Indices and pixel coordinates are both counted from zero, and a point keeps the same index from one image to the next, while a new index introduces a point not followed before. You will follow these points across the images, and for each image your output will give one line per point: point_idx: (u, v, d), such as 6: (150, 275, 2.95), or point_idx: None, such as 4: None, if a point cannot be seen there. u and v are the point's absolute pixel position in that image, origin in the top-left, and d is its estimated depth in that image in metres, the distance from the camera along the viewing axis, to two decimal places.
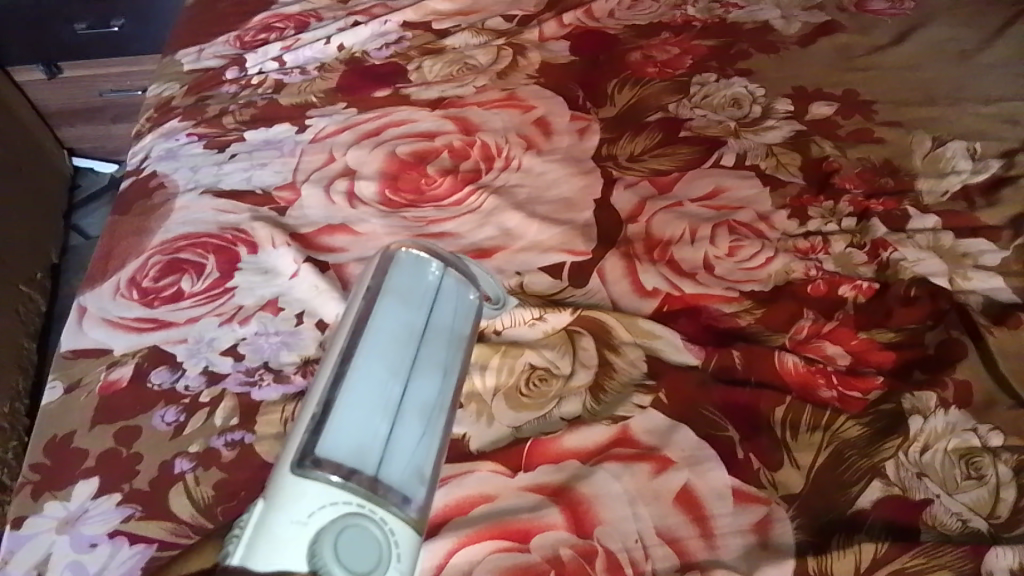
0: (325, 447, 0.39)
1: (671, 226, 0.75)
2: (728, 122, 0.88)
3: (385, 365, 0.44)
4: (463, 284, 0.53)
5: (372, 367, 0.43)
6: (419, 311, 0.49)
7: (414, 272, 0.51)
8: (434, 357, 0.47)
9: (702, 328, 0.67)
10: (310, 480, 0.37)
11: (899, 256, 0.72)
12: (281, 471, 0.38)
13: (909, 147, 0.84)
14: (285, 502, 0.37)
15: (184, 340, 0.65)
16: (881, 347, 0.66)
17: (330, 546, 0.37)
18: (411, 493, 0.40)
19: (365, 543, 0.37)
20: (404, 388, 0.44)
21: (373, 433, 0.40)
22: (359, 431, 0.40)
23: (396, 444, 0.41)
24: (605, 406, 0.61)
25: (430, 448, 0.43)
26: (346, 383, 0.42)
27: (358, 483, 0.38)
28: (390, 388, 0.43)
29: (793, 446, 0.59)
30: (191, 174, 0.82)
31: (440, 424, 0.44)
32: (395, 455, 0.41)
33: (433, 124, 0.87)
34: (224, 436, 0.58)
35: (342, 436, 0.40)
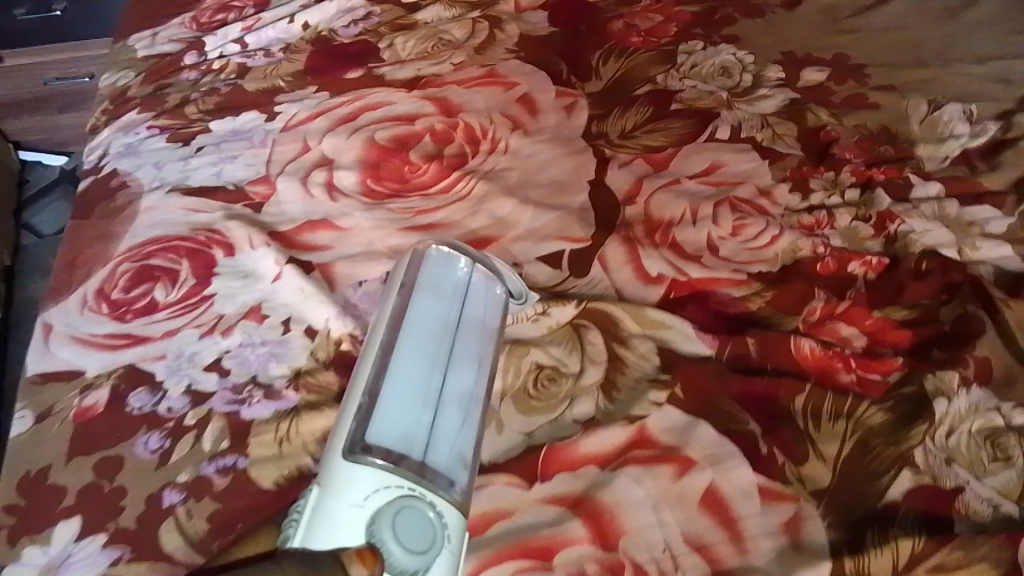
0: (374, 435, 0.44)
1: (671, 206, 0.72)
2: (719, 92, 0.84)
3: (424, 359, 0.49)
4: (491, 279, 0.59)
5: (411, 362, 0.49)
6: (450, 307, 0.54)
7: (446, 271, 0.57)
8: (467, 353, 0.52)
9: (712, 315, 0.64)
10: (362, 465, 0.42)
11: (907, 228, 0.70)
12: (334, 461, 0.43)
13: (905, 111, 0.82)
14: (340, 490, 0.42)
15: (163, 356, 0.60)
16: (897, 325, 0.63)
17: (387, 526, 0.41)
18: (453, 478, 0.45)
19: (419, 523, 0.42)
20: (442, 380, 0.49)
21: (416, 422, 0.46)
22: (402, 423, 0.45)
23: (439, 432, 0.46)
24: (619, 406, 0.58)
25: (469, 437, 0.48)
26: (389, 377, 0.47)
27: (406, 467, 0.43)
28: (430, 380, 0.48)
29: (817, 436, 0.56)
30: (155, 171, 0.76)
31: (476, 415, 0.50)
32: (438, 443, 0.46)
33: (411, 105, 0.82)
34: (215, 462, 0.54)
35: (388, 425, 0.45)
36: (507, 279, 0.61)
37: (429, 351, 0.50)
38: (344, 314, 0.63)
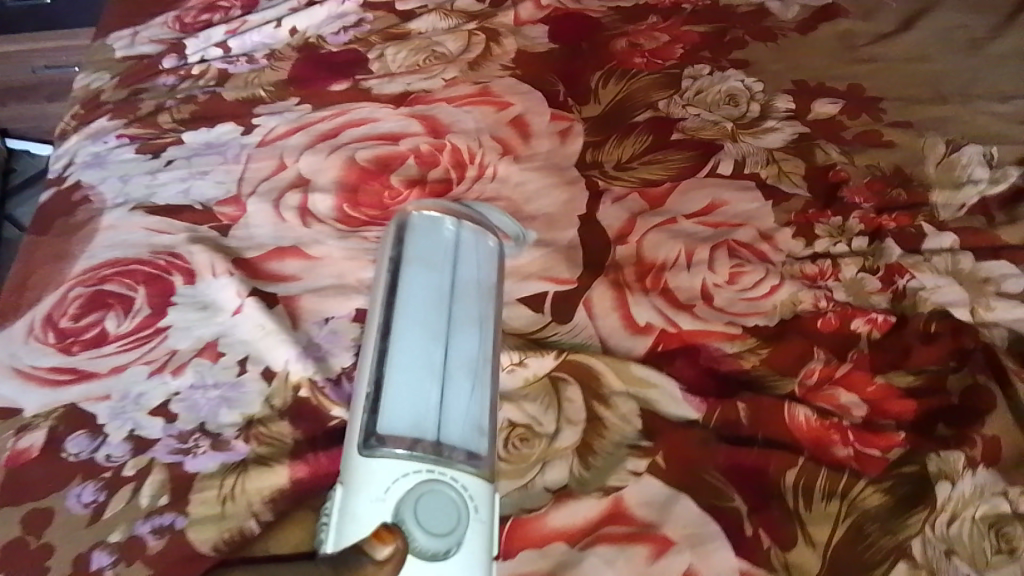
0: (385, 426, 0.47)
1: (665, 247, 0.67)
2: (723, 122, 0.79)
3: (424, 336, 0.52)
4: (480, 232, 0.61)
5: (411, 344, 0.51)
6: (444, 274, 0.56)
7: (431, 234, 0.59)
8: (465, 314, 0.54)
9: (701, 373, 0.60)
10: (377, 458, 0.45)
11: (917, 284, 0.65)
12: (353, 455, 0.46)
13: (921, 152, 0.77)
14: (360, 484, 0.45)
15: (107, 397, 0.56)
16: (901, 394, 0.59)
17: (411, 512, 0.43)
18: (472, 447, 0.48)
19: (441, 502, 0.44)
20: (445, 352, 0.51)
21: (424, 401, 0.49)
22: (411, 409, 0.48)
23: (448, 407, 0.49)
24: (595, 474, 0.53)
25: (482, 403, 0.50)
26: (391, 366, 0.50)
27: (420, 451, 0.46)
28: (432, 356, 0.51)
29: (808, 519, 0.52)
30: (120, 185, 0.73)
31: (485, 376, 0.52)
32: (450, 417, 0.49)
33: (397, 123, 0.78)
34: (152, 521, 0.50)
35: (398, 413, 0.48)
36: (494, 219, 0.65)
37: (427, 326, 0.52)
38: (305, 356, 0.58)
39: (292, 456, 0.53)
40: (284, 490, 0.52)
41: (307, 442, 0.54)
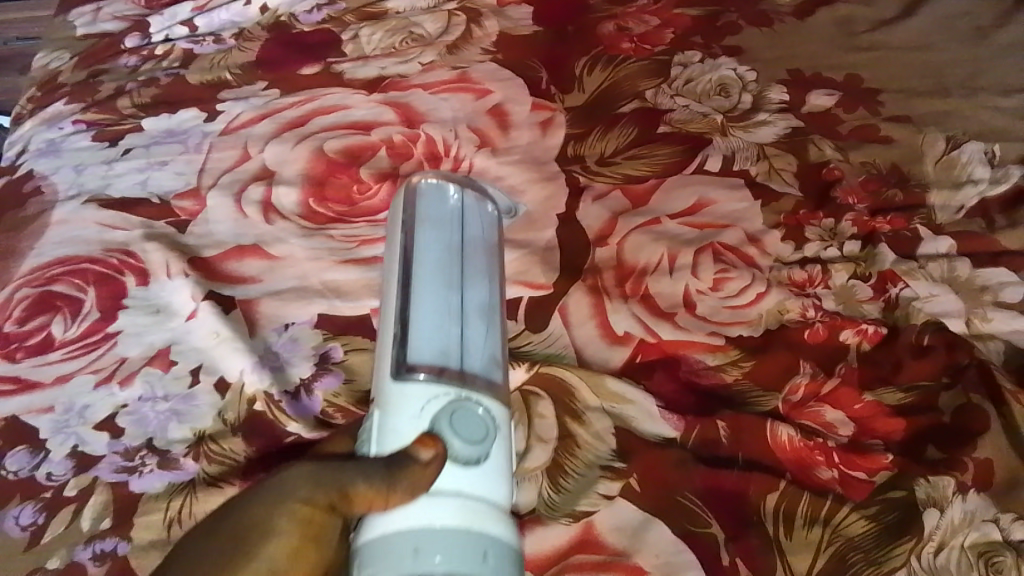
0: (413, 357, 0.46)
1: (647, 250, 0.64)
2: (713, 114, 0.75)
3: (442, 279, 0.50)
4: (481, 200, 0.59)
5: (429, 287, 0.50)
6: (454, 228, 0.54)
7: (438, 201, 0.56)
8: (477, 262, 0.53)
9: (681, 387, 0.57)
10: (410, 384, 0.44)
11: (910, 292, 0.62)
12: (383, 388, 0.45)
13: (919, 149, 0.73)
14: (394, 408, 0.43)
15: (51, 409, 0.54)
16: (890, 412, 0.56)
17: (446, 425, 0.42)
18: (490, 378, 0.47)
19: (472, 418, 0.43)
20: (461, 295, 0.50)
21: (448, 337, 0.47)
22: (435, 344, 0.47)
23: (469, 340, 0.48)
24: (565, 497, 0.51)
25: (496, 342, 0.50)
26: (413, 309, 0.49)
27: (446, 382, 0.45)
28: (450, 298, 0.50)
29: (788, 547, 0.49)
30: (74, 175, 0.69)
31: (499, 321, 0.51)
32: (471, 352, 0.48)
33: (370, 111, 0.74)
34: (92, 546, 0.47)
35: (424, 346, 0.47)
36: (495, 197, 0.65)
37: (444, 269, 0.51)
38: (262, 366, 0.55)
39: (244, 475, 0.50)
40: None
41: (260, 460, 0.51)
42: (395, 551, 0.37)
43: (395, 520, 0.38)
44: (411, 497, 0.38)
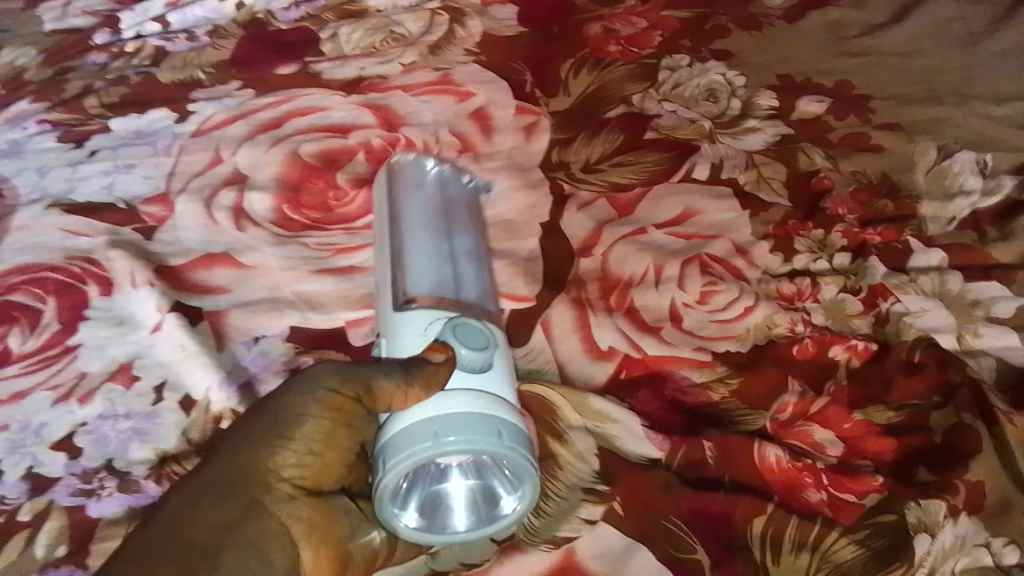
0: (413, 291, 0.51)
1: (632, 261, 0.62)
2: (701, 120, 0.74)
3: (431, 231, 0.56)
4: (457, 172, 0.62)
5: (421, 235, 0.55)
6: (438, 190, 0.59)
7: (416, 171, 0.61)
8: (462, 217, 0.59)
9: (666, 405, 0.55)
10: (413, 311, 0.49)
11: (901, 307, 0.60)
12: (391, 311, 0.51)
13: (910, 158, 0.72)
14: (402, 326, 0.49)
15: (5, 428, 0.51)
16: (880, 431, 0.54)
17: (450, 333, 0.46)
18: (483, 308, 0.53)
19: (474, 331, 0.46)
20: (450, 242, 0.56)
21: (441, 273, 0.53)
22: (434, 275, 0.52)
23: (462, 278, 0.54)
24: (545, 521, 0.49)
25: (485, 279, 0.56)
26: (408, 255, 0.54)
27: (446, 304, 0.50)
28: (441, 245, 0.55)
29: (775, 574, 0.47)
30: (37, 178, 0.66)
31: (485, 263, 0.57)
32: (464, 287, 0.53)
33: (347, 113, 0.71)
34: (46, 575, 0.44)
35: (422, 282, 0.52)
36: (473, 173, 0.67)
37: (432, 223, 0.56)
38: (229, 382, 0.53)
39: None
40: None
41: None
42: (418, 435, 0.41)
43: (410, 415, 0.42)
44: (426, 394, 0.43)
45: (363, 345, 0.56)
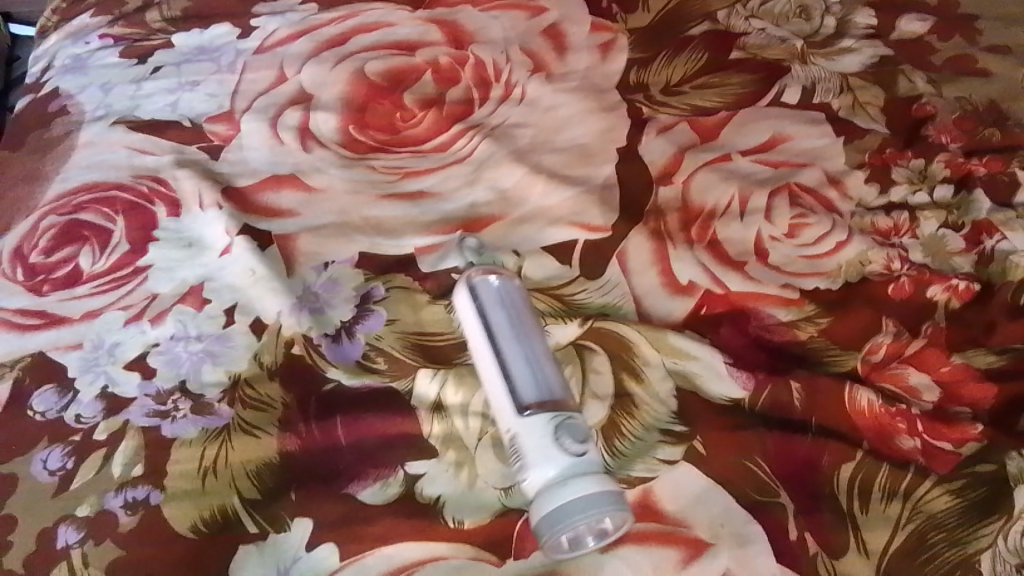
0: (533, 434, 0.43)
1: (716, 191, 0.58)
2: (792, 39, 0.69)
3: (519, 372, 0.46)
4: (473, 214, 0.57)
5: (505, 362, 0.46)
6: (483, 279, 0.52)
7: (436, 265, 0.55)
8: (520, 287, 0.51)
9: (749, 343, 0.52)
10: (548, 453, 0.42)
11: (1008, 245, 0.56)
12: (489, 320, 0.48)
13: (1022, 82, 0.66)
14: (510, 360, 0.46)
15: (79, 346, 0.50)
16: (979, 376, 0.51)
17: (576, 478, 0.41)
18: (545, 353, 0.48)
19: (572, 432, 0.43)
20: (509, 322, 0.48)
21: (542, 409, 0.44)
22: (519, 291, 0.51)
23: (529, 350, 0.47)
24: (621, 460, 0.47)
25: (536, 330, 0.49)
26: (520, 411, 0.44)
27: (567, 427, 0.43)
28: (523, 368, 0.46)
29: (863, 522, 0.45)
30: (101, 95, 0.64)
31: (527, 311, 0.49)
32: (535, 359, 0.47)
33: (414, 29, 0.68)
34: (123, 494, 0.45)
35: (542, 437, 0.43)
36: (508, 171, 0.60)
37: (514, 351, 0.47)
38: (300, 308, 0.52)
39: (282, 425, 0.47)
40: (271, 464, 0.46)
41: (299, 408, 0.48)
42: (589, 505, 0.40)
43: (557, 383, 0.46)
44: (568, 389, 0.47)
45: (430, 272, 0.54)
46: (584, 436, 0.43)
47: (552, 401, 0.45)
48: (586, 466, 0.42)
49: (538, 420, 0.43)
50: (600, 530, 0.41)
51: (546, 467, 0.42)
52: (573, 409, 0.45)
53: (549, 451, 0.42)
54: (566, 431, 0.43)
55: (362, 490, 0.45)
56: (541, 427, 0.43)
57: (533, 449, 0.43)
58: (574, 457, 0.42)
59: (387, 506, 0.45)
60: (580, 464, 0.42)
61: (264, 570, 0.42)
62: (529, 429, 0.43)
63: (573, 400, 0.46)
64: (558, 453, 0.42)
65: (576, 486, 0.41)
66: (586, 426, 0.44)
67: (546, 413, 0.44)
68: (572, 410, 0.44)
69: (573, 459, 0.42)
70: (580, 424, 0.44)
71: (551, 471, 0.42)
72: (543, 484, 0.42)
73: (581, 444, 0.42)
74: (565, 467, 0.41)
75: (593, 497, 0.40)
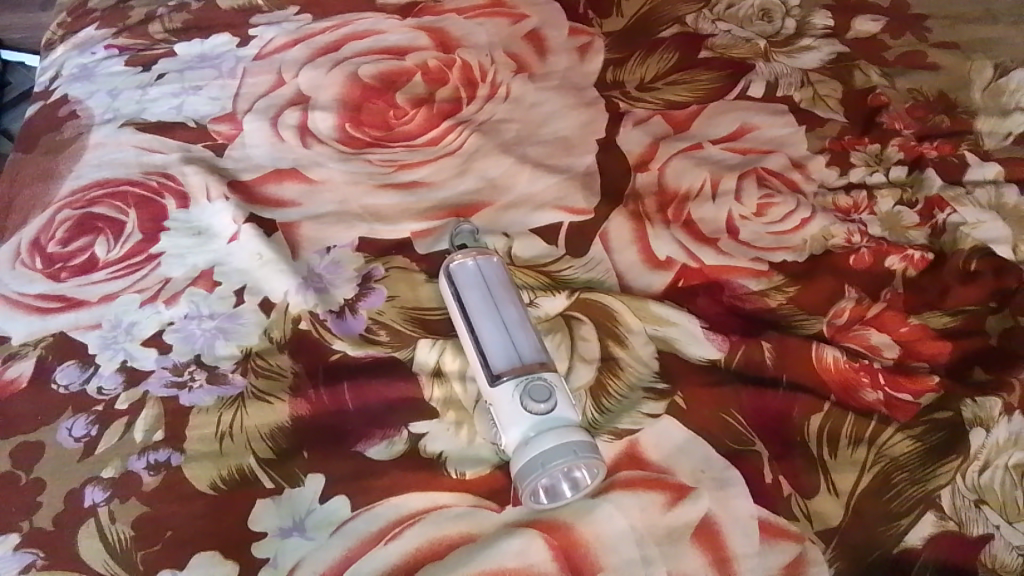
0: (503, 403, 0.47)
1: (689, 176, 0.63)
2: (756, 39, 0.74)
3: (491, 347, 0.50)
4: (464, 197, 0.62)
5: (479, 339, 0.50)
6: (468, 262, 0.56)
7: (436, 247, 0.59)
8: (495, 266, 0.55)
9: (724, 311, 0.56)
10: (515, 418, 0.46)
11: (958, 218, 0.61)
12: (465, 301, 0.52)
13: (967, 75, 0.71)
14: (484, 335, 0.50)
15: (98, 326, 0.54)
16: (935, 335, 0.55)
17: (539, 436, 0.45)
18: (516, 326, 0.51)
19: (536, 393, 0.47)
20: (483, 300, 0.52)
21: (510, 376, 0.48)
22: (497, 269, 0.54)
23: (501, 324, 0.51)
24: (608, 416, 0.51)
25: (510, 302, 0.52)
26: (494, 381, 0.48)
27: (528, 389, 0.47)
28: (495, 343, 0.50)
29: (832, 466, 0.49)
30: (109, 100, 0.68)
31: (500, 287, 0.53)
32: (508, 332, 0.51)
33: (403, 36, 0.72)
34: (146, 456, 0.48)
35: (510, 403, 0.47)
36: (497, 160, 0.64)
37: (486, 328, 0.51)
38: (305, 287, 0.56)
39: (293, 391, 0.51)
40: (284, 426, 0.49)
41: (308, 376, 0.51)
42: (552, 460, 0.44)
43: (530, 349, 0.50)
44: (544, 352, 0.51)
45: (427, 253, 0.58)
46: (549, 395, 0.47)
47: (520, 367, 0.49)
48: (552, 422, 0.46)
49: (507, 386, 0.47)
50: (572, 473, 0.45)
51: (516, 427, 0.46)
52: (544, 370, 0.48)
53: (516, 413, 0.46)
54: (530, 392, 0.47)
55: (369, 448, 0.49)
56: (509, 392, 0.47)
57: (506, 413, 0.47)
58: (538, 416, 0.46)
59: (393, 462, 0.48)
60: (545, 422, 0.46)
61: (281, 521, 0.46)
62: (502, 396, 0.47)
63: (546, 361, 0.49)
64: (524, 415, 0.46)
65: (539, 442, 0.45)
66: (552, 384, 0.47)
67: (513, 379, 0.48)
68: (541, 371, 0.48)
69: (537, 418, 0.46)
70: (547, 383, 0.47)
71: (520, 431, 0.46)
72: (517, 442, 0.46)
73: (546, 403, 0.46)
74: (532, 426, 0.46)
75: (554, 452, 0.44)
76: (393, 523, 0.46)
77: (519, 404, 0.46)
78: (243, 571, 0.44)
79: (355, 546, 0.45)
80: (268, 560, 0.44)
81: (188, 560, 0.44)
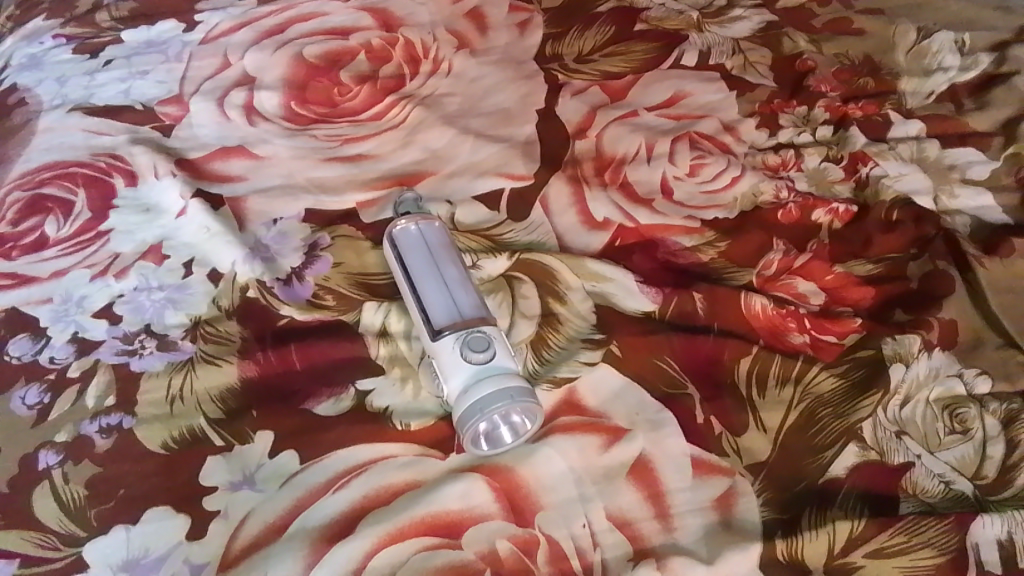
0: (444, 354, 0.48)
1: (625, 141, 0.65)
2: (689, 11, 0.77)
3: (434, 306, 0.51)
4: (408, 169, 0.63)
5: (422, 299, 0.51)
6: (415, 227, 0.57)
7: (382, 217, 0.60)
8: (439, 232, 0.56)
9: (659, 266, 0.59)
10: (456, 368, 0.47)
11: (880, 171, 0.64)
12: (409, 264, 0.53)
13: (891, 38, 0.74)
14: (427, 295, 0.51)
15: (49, 300, 0.55)
16: (859, 281, 0.58)
17: (478, 382, 0.46)
18: (459, 285, 0.52)
19: (476, 342, 0.48)
20: (428, 263, 0.53)
21: (451, 330, 0.49)
22: (439, 233, 0.56)
23: (444, 283, 0.52)
24: (547, 367, 0.53)
25: (453, 261, 0.53)
26: (435, 335, 0.49)
27: (468, 338, 0.48)
28: (438, 302, 0.51)
29: (760, 404, 0.52)
30: (57, 87, 0.69)
31: (445, 249, 0.54)
32: (451, 291, 0.52)
33: (347, 17, 0.74)
34: (98, 421, 0.49)
35: (450, 353, 0.48)
36: (440, 133, 0.66)
37: (429, 289, 0.52)
38: (253, 257, 0.57)
39: (241, 354, 0.52)
40: (233, 389, 0.51)
41: (256, 341, 0.53)
42: (490, 405, 0.46)
43: (470, 305, 0.51)
44: (484, 307, 0.51)
45: (372, 222, 0.60)
46: (487, 345, 0.48)
47: (461, 321, 0.49)
48: (490, 370, 0.47)
49: (448, 339, 0.48)
50: (509, 417, 0.47)
51: (457, 377, 0.47)
52: (484, 324, 0.49)
53: (457, 364, 0.47)
54: (469, 343, 0.48)
55: (316, 405, 0.51)
56: (449, 345, 0.48)
57: (447, 365, 0.48)
58: (477, 365, 0.47)
59: (340, 416, 0.50)
60: (484, 370, 0.47)
61: (231, 475, 0.47)
62: (443, 348, 0.48)
63: (487, 316, 0.50)
64: (463, 364, 0.47)
65: (478, 389, 0.46)
66: (490, 336, 0.48)
67: (454, 333, 0.48)
68: (480, 325, 0.49)
69: (476, 367, 0.47)
70: (485, 334, 0.48)
71: (459, 380, 0.47)
72: (457, 392, 0.47)
73: (485, 352, 0.47)
74: (471, 376, 0.47)
75: (493, 397, 0.46)
76: (341, 473, 0.48)
77: (459, 353, 0.47)
78: (195, 524, 0.46)
79: (303, 495, 0.47)
80: (219, 512, 0.46)
81: (141, 515, 0.46)
